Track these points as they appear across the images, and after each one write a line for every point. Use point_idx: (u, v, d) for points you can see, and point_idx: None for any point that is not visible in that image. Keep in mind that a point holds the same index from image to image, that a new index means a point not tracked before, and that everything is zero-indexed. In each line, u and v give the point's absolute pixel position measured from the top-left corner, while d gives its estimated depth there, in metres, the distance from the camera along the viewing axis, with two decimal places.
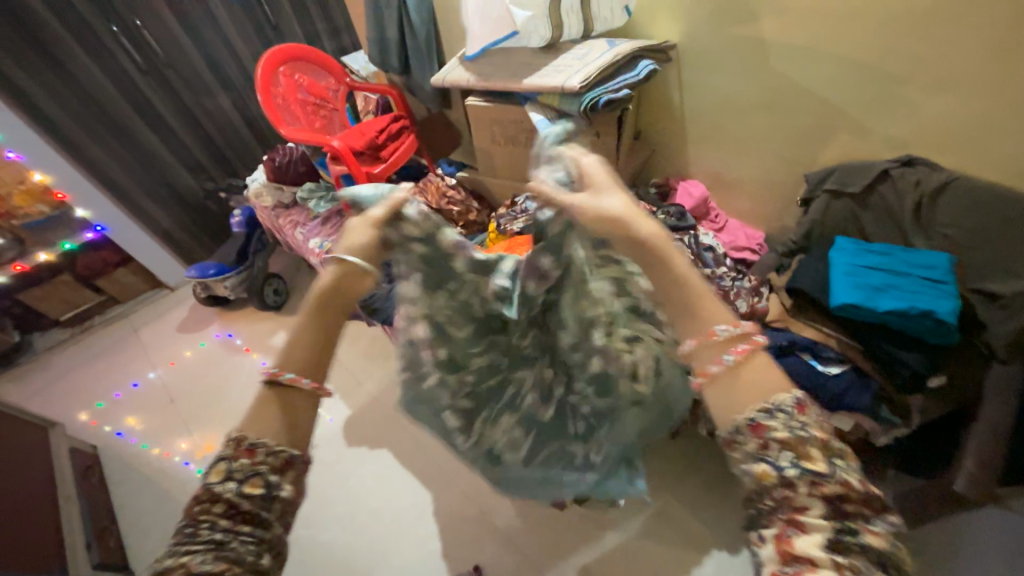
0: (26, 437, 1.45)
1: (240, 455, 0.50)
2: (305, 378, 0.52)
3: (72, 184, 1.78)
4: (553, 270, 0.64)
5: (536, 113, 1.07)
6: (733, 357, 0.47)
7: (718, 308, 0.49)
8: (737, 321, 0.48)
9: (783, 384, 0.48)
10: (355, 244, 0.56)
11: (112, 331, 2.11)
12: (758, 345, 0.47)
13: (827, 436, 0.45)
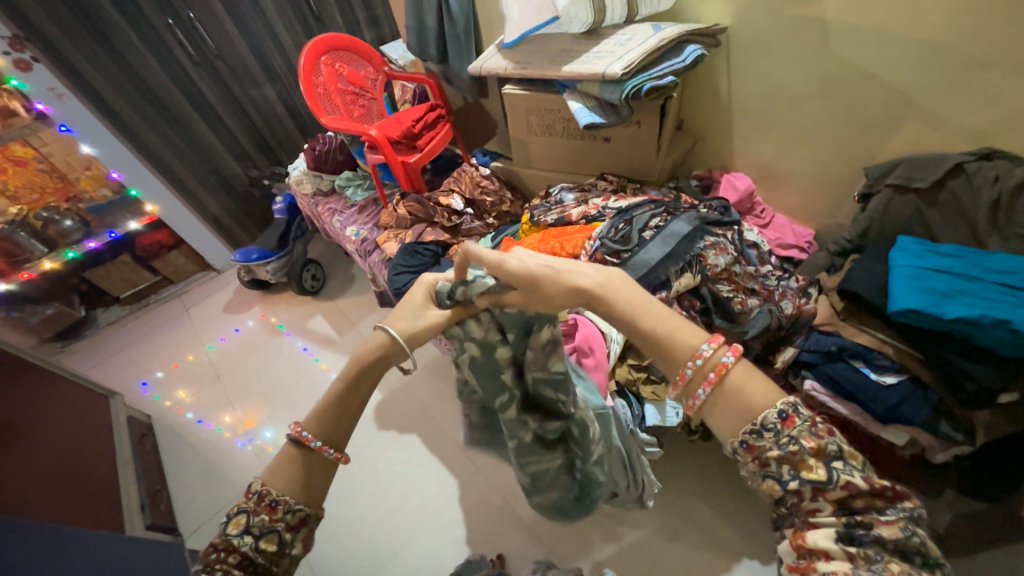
0: (89, 405, 1.56)
1: (260, 511, 0.54)
2: (330, 449, 0.57)
3: (131, 171, 1.89)
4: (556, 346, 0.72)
5: (574, 101, 1.04)
6: (706, 391, 0.51)
7: (681, 339, 0.53)
8: (699, 351, 0.52)
9: (767, 396, 0.50)
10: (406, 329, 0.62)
11: (165, 310, 2.24)
12: (726, 367, 0.51)
13: (819, 441, 0.48)
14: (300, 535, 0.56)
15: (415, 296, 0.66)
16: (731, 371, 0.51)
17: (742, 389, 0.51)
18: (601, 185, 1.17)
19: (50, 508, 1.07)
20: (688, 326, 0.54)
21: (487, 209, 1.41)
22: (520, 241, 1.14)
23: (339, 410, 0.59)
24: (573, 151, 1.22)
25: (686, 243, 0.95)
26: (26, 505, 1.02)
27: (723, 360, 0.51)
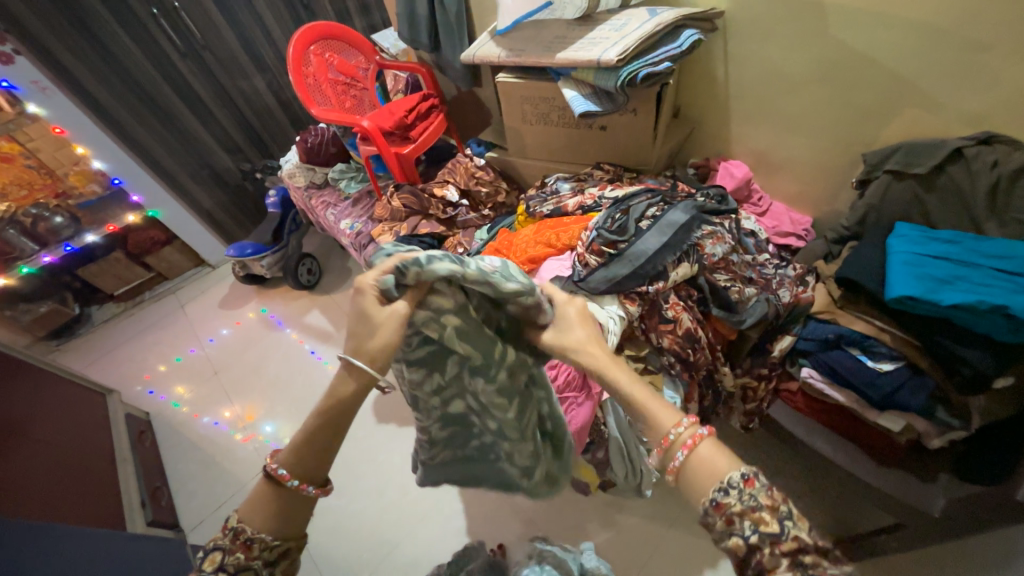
0: (87, 403, 1.56)
1: (236, 548, 0.54)
2: (309, 487, 0.57)
3: (120, 166, 1.85)
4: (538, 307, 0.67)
5: (569, 89, 1.02)
6: (683, 455, 0.52)
7: (660, 410, 0.56)
8: (676, 423, 0.54)
9: (734, 464, 0.52)
10: (388, 342, 0.56)
11: (160, 306, 2.23)
12: (701, 438, 0.52)
13: (773, 498, 0.47)
14: (278, 568, 0.56)
15: (364, 303, 0.56)
16: (704, 444, 0.53)
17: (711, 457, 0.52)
18: (597, 175, 1.16)
19: (48, 506, 1.07)
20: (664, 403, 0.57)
21: (482, 200, 1.40)
22: (516, 232, 1.13)
23: (317, 447, 0.57)
24: (569, 140, 1.20)
25: (683, 233, 0.94)
26: (24, 504, 1.02)
27: (696, 433, 0.53)
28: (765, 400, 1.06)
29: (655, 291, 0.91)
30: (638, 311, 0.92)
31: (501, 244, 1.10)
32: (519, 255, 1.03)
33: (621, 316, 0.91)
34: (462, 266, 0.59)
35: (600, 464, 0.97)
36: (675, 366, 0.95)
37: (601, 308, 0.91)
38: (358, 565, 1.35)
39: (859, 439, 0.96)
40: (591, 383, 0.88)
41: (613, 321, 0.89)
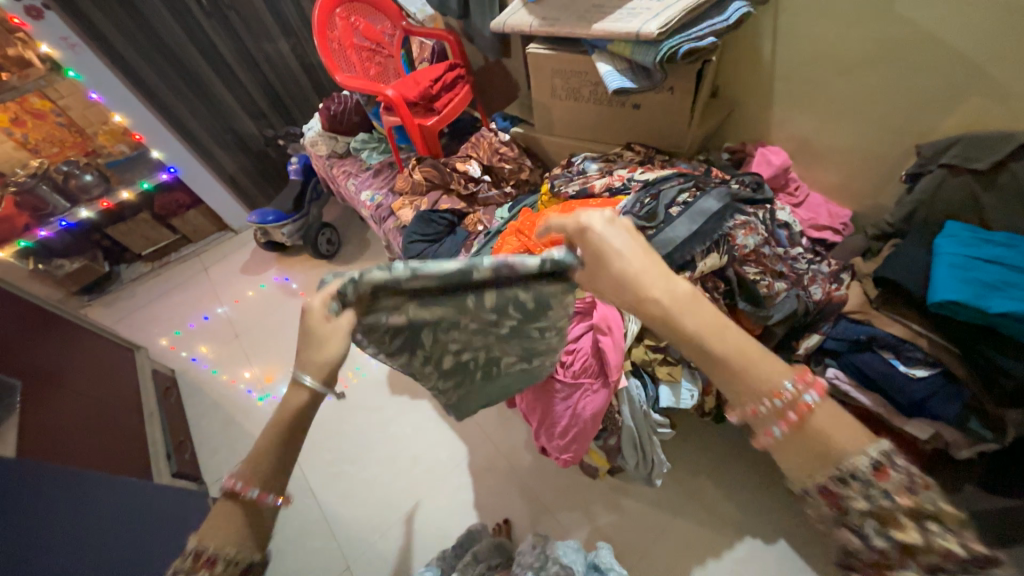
0: (117, 358, 1.63)
1: (198, 568, 0.51)
2: (269, 496, 0.55)
3: (147, 126, 1.87)
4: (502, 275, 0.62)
5: (604, 63, 0.96)
6: (781, 430, 0.49)
7: (767, 369, 0.51)
8: (780, 391, 0.49)
9: (856, 441, 0.48)
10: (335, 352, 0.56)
11: (185, 268, 2.28)
12: (810, 408, 0.48)
13: (915, 498, 0.46)
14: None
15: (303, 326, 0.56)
16: (815, 413, 0.49)
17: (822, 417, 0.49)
18: (627, 156, 1.11)
19: (82, 455, 1.13)
20: (766, 358, 0.51)
21: (505, 176, 1.36)
22: (538, 213, 1.10)
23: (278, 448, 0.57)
24: (600, 118, 1.15)
25: (715, 222, 0.90)
26: (60, 451, 1.08)
27: (805, 403, 0.49)
28: None
29: (681, 281, 0.88)
30: None
31: (522, 224, 1.07)
32: (541, 236, 1.00)
33: None
34: (390, 273, 0.57)
35: (611, 451, 0.96)
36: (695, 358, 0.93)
37: None
38: (369, 528, 1.40)
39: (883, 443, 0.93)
40: (607, 372, 0.86)
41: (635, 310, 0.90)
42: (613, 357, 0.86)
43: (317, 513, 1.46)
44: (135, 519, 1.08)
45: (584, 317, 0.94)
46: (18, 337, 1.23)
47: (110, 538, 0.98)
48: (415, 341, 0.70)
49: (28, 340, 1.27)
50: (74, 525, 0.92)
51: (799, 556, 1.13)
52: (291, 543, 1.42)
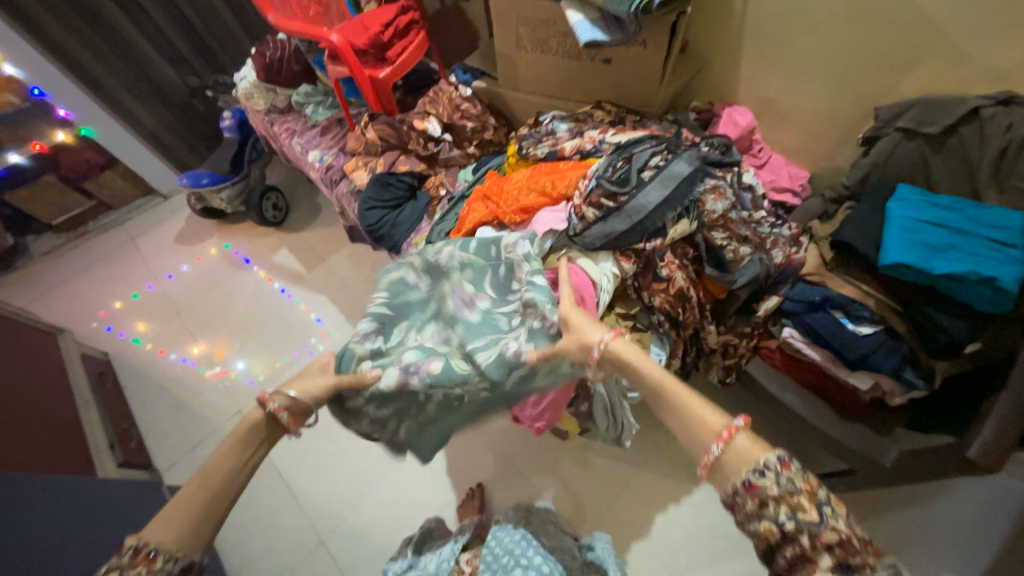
0: (35, 343, 1.46)
1: (137, 563, 0.54)
2: (282, 412, 0.66)
3: (39, 72, 1.60)
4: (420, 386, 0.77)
5: (574, 11, 0.88)
6: (718, 447, 0.57)
7: (705, 424, 0.59)
8: (720, 436, 0.58)
9: (719, 417, 0.60)
10: (308, 387, 0.71)
11: (109, 238, 2.04)
12: (736, 430, 0.57)
13: (784, 488, 0.53)
14: None
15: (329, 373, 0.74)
16: (738, 436, 0.57)
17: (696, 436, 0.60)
18: (598, 115, 1.05)
19: (3, 452, 1.02)
20: (713, 409, 0.61)
21: (467, 136, 1.28)
22: (506, 177, 1.04)
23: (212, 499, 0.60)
24: (570, 74, 1.07)
25: (686, 187, 0.88)
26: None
27: (730, 426, 0.58)
28: (744, 356, 1.07)
29: (652, 248, 0.88)
30: (632, 269, 0.90)
31: (490, 190, 1.00)
32: (511, 203, 0.96)
33: (615, 274, 0.89)
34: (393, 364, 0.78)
35: (582, 416, 0.99)
36: (664, 324, 0.94)
37: (596, 265, 0.88)
38: (341, 502, 1.40)
39: (826, 395, 1.01)
40: None
41: (606, 279, 0.88)
42: None
43: (284, 491, 1.43)
44: (73, 517, 0.99)
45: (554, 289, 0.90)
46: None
47: (49, 539, 0.91)
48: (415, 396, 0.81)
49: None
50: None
51: None
52: (260, 522, 1.39)
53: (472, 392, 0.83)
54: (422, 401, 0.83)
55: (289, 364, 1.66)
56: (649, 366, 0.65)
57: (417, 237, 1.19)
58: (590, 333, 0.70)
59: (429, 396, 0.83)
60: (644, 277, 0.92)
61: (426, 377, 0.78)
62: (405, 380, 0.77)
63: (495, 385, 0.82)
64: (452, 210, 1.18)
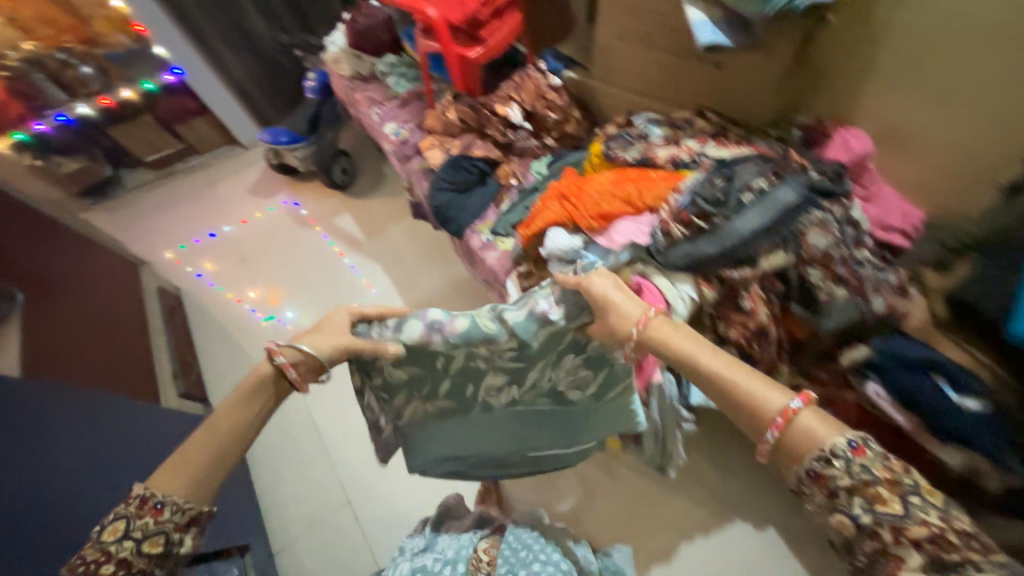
0: (118, 271, 1.59)
1: (144, 512, 0.61)
2: (290, 369, 0.70)
3: (148, 16, 1.70)
4: (444, 347, 0.77)
5: (695, 8, 0.79)
6: (775, 434, 0.58)
7: (764, 402, 0.60)
8: (781, 417, 0.58)
9: (779, 397, 0.59)
10: (318, 343, 0.71)
11: (191, 180, 2.17)
12: (797, 410, 0.58)
13: (854, 479, 0.54)
14: (187, 534, 0.64)
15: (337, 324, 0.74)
16: (801, 415, 0.58)
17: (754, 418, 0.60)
18: (699, 124, 0.97)
19: (70, 374, 1.13)
20: (772, 387, 0.61)
21: (548, 127, 1.23)
22: (586, 177, 0.99)
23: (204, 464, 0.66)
24: (670, 72, 0.97)
25: (789, 217, 0.80)
26: (43, 368, 1.07)
27: (791, 407, 0.58)
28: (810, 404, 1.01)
29: (739, 277, 0.80)
30: (712, 296, 0.82)
31: (568, 189, 0.96)
32: (589, 207, 0.90)
33: (692, 298, 0.81)
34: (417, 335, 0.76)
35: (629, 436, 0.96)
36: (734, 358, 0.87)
37: (673, 287, 0.81)
38: (369, 467, 1.44)
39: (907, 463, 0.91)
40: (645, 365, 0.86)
41: (683, 303, 0.80)
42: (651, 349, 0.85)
43: (319, 446, 1.49)
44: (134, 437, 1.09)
45: None
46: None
47: None
48: (438, 361, 0.81)
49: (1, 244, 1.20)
50: (44, 455, 0.92)
51: (787, 548, 1.15)
52: (293, 470, 1.46)
53: (496, 354, 0.81)
54: (441, 368, 0.83)
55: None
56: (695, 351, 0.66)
57: (482, 225, 1.17)
58: (635, 307, 0.70)
59: (449, 362, 0.82)
60: (725, 307, 0.85)
61: (453, 349, 0.77)
62: (427, 340, 0.75)
63: (520, 359, 0.82)
64: (520, 204, 1.14)
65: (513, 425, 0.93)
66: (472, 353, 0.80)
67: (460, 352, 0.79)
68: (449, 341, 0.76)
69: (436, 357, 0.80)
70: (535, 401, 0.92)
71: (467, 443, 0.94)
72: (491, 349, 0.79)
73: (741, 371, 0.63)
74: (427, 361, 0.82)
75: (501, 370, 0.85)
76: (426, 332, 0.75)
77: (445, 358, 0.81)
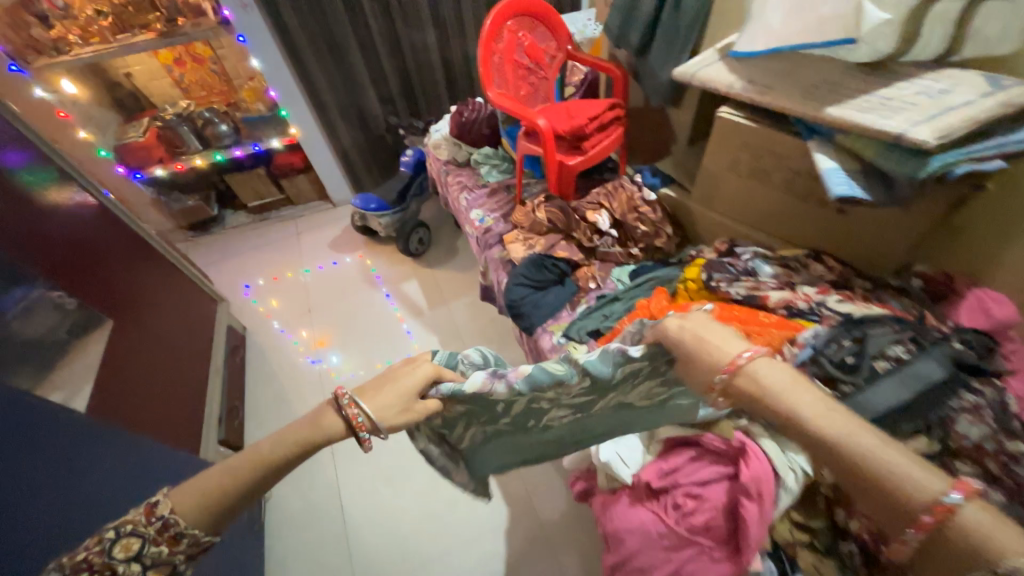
0: (199, 306, 1.67)
1: (161, 541, 0.55)
2: (366, 431, 0.57)
3: (287, 92, 1.93)
4: (509, 392, 0.67)
5: (826, 156, 0.76)
6: (915, 533, 0.42)
7: (900, 486, 0.43)
8: (933, 510, 0.41)
9: (922, 483, 0.43)
10: (390, 406, 0.60)
11: (282, 227, 2.35)
12: (955, 509, 0.41)
13: None
14: (195, 560, 0.59)
15: (410, 381, 0.62)
16: (960, 515, 0.41)
17: (884, 505, 0.44)
18: (816, 270, 0.91)
19: (127, 420, 1.12)
20: (917, 464, 0.44)
21: (636, 237, 1.20)
22: (679, 304, 0.93)
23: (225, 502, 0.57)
24: (782, 212, 0.95)
25: (932, 399, 0.67)
26: (106, 407, 1.08)
27: (941, 502, 0.41)
28: None
29: None
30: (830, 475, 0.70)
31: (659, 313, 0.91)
32: None
33: (805, 472, 0.69)
34: (486, 382, 0.66)
35: None
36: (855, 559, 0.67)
37: (782, 455, 0.69)
38: (386, 565, 1.30)
39: None
40: (744, 549, 0.66)
41: (793, 476, 0.68)
42: (754, 529, 0.65)
43: (338, 526, 1.39)
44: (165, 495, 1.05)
45: (722, 460, 0.75)
46: (91, 274, 1.23)
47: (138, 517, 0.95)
48: (495, 406, 0.70)
49: (103, 277, 1.27)
50: None
51: None
52: (305, 550, 1.36)
53: (563, 394, 0.72)
54: (501, 413, 0.72)
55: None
56: (799, 407, 0.49)
57: (555, 325, 1.11)
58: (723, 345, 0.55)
59: (509, 407, 0.71)
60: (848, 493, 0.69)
61: (515, 396, 0.69)
62: (491, 389, 0.66)
63: (589, 393, 0.73)
64: (595, 310, 1.08)
65: (566, 443, 0.85)
66: (535, 394, 0.70)
67: (524, 396, 0.69)
68: (517, 386, 0.67)
69: (497, 404, 0.69)
70: (603, 424, 0.82)
71: (524, 452, 0.85)
72: (560, 385, 0.69)
73: (866, 439, 0.46)
74: (480, 410, 0.70)
75: (566, 406, 0.75)
76: (489, 384, 0.65)
77: (508, 404, 0.70)
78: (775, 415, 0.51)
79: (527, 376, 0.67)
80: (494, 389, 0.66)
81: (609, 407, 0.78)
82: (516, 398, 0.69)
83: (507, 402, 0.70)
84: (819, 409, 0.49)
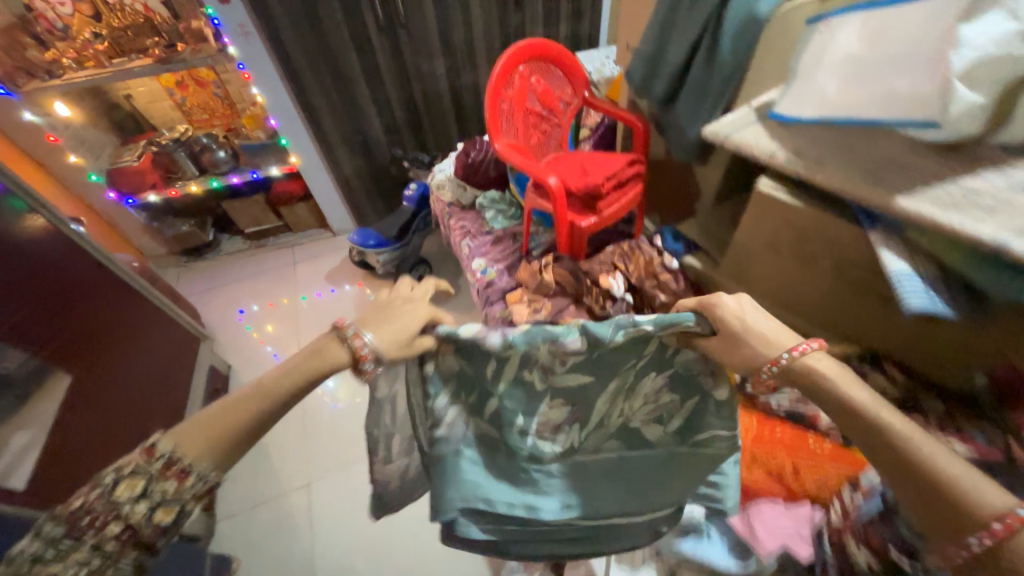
0: (181, 348, 1.57)
1: (168, 477, 0.50)
2: (369, 360, 0.53)
3: (290, 123, 1.82)
4: (498, 348, 0.53)
5: (894, 256, 0.63)
6: (979, 540, 0.40)
7: (971, 493, 0.42)
8: (1007, 519, 0.40)
9: (995, 496, 0.42)
10: (393, 335, 0.54)
11: (278, 256, 2.25)
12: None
13: None
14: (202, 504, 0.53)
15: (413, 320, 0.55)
16: None
17: (949, 514, 0.43)
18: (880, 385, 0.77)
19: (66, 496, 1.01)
20: (989, 482, 0.43)
21: (654, 306, 1.08)
22: None
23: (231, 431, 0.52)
24: (829, 302, 0.83)
25: None
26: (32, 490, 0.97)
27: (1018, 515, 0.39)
28: None
29: None
30: None
31: None
32: None
33: None
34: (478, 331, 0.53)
35: None
36: None
37: None
38: None
39: None
40: None
41: None
42: None
43: None
44: None
45: None
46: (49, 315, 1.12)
47: None
48: (477, 366, 0.57)
49: (62, 315, 1.17)
50: None
51: None
52: None
53: (557, 367, 0.55)
54: (484, 385, 0.58)
55: (344, 468, 1.49)
56: (865, 403, 0.49)
57: None
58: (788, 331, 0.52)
59: (493, 377, 0.57)
60: None
61: (501, 355, 0.54)
62: (479, 341, 0.52)
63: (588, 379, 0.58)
64: None
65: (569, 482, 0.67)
66: (525, 368, 0.56)
67: (509, 363, 0.55)
68: (507, 343, 0.52)
69: (479, 364, 0.56)
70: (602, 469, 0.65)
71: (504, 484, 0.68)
72: (558, 355, 0.54)
73: (933, 445, 0.45)
74: (463, 365, 0.57)
75: (559, 406, 0.60)
76: (480, 335, 0.52)
77: (495, 364, 0.56)
78: (838, 415, 0.50)
79: (529, 334, 0.52)
80: (482, 337, 0.52)
81: (608, 420, 0.62)
82: (503, 365, 0.56)
83: (496, 365, 0.56)
84: (876, 399, 0.49)
